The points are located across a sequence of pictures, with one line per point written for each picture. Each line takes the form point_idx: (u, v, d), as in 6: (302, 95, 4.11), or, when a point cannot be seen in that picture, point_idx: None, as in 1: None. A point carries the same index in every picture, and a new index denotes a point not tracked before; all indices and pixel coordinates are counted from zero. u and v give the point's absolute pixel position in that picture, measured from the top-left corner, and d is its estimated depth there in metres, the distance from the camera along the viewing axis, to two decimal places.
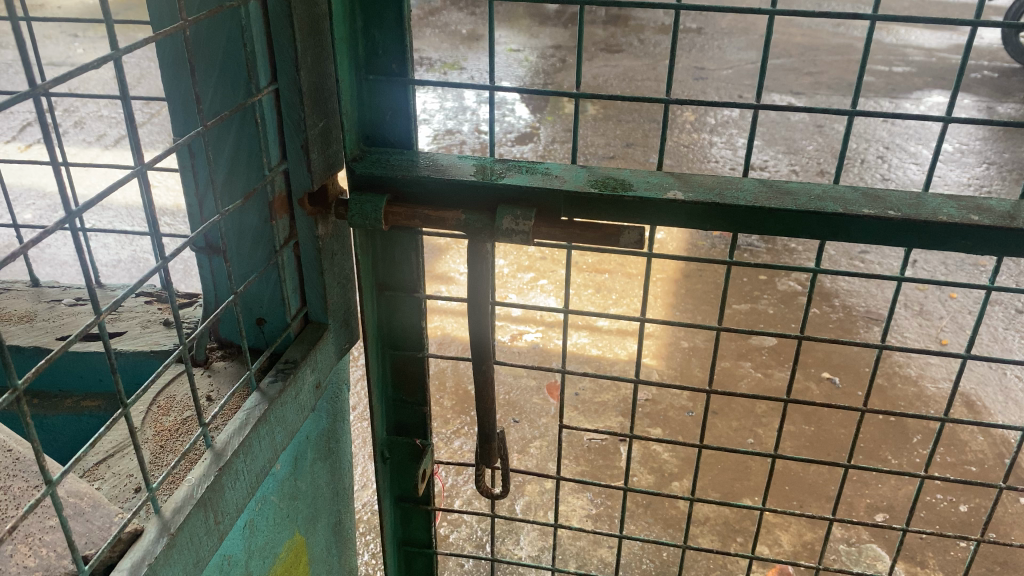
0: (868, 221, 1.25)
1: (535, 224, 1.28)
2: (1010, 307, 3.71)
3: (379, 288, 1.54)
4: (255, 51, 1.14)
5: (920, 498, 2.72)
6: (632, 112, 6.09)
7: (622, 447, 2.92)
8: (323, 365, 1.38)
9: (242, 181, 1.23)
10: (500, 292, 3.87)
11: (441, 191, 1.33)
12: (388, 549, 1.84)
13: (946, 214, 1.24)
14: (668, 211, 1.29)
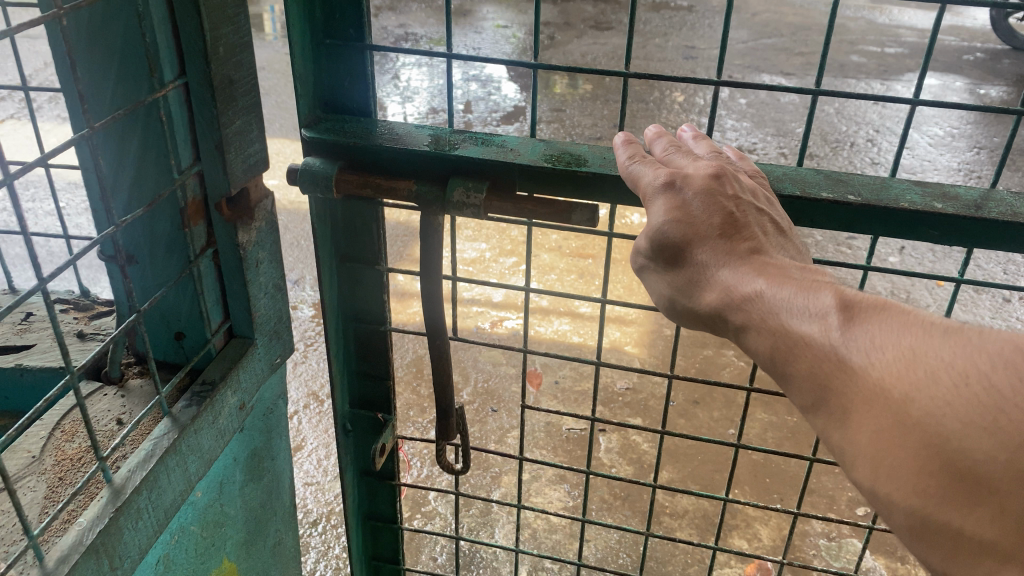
0: (826, 208, 1.19)
1: (484, 197, 1.25)
2: (997, 295, 3.67)
3: (342, 261, 1.47)
4: (156, 43, 1.06)
5: None
6: (619, 92, 6.01)
7: (601, 437, 2.88)
8: (249, 382, 1.32)
9: (151, 185, 1.16)
10: (481, 276, 3.81)
11: (398, 160, 1.30)
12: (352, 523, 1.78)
13: (908, 202, 1.18)
14: (625, 190, 1.24)
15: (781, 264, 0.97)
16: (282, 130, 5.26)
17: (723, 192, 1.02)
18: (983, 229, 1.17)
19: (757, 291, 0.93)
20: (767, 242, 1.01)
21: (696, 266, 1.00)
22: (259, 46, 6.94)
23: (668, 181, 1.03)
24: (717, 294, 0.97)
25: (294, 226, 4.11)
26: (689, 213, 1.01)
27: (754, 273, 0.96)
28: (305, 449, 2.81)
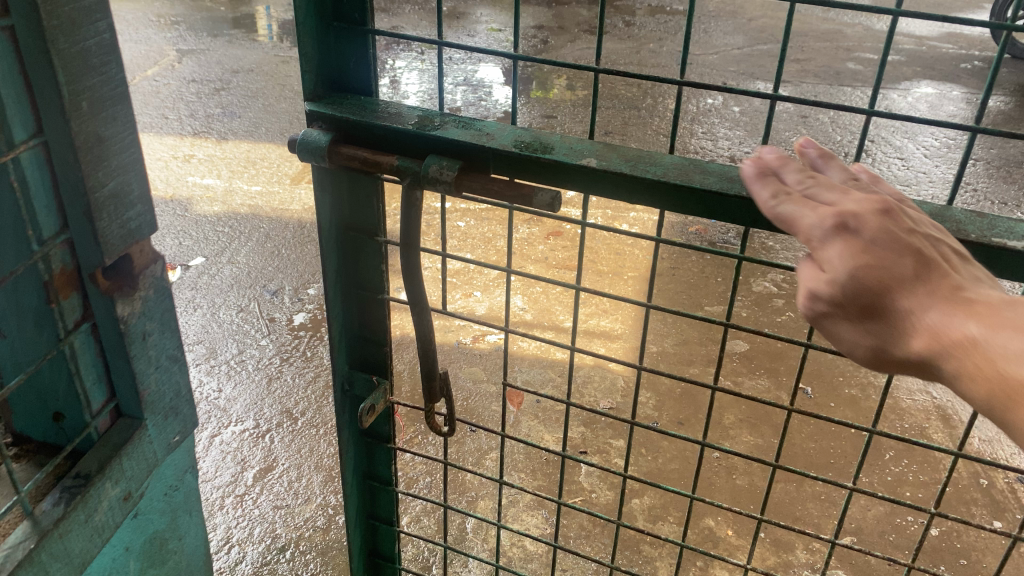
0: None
1: (456, 176, 1.23)
2: None
3: (346, 230, 1.44)
4: (6, 109, 1.19)
5: (890, 520, 2.60)
6: (612, 98, 5.93)
7: (581, 460, 2.80)
8: (132, 473, 1.48)
9: (14, 252, 1.29)
10: (465, 288, 3.72)
11: (388, 138, 1.29)
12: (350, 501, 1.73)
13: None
14: (592, 180, 1.21)
15: (981, 294, 0.82)
16: (267, 135, 5.17)
17: (900, 225, 0.84)
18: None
19: (975, 342, 0.79)
20: (954, 268, 0.85)
21: (894, 314, 0.83)
22: (250, 48, 6.86)
23: (841, 224, 0.84)
24: (922, 348, 0.82)
25: (276, 236, 4.01)
26: (878, 257, 0.82)
27: (961, 321, 0.80)
28: (277, 470, 2.71)
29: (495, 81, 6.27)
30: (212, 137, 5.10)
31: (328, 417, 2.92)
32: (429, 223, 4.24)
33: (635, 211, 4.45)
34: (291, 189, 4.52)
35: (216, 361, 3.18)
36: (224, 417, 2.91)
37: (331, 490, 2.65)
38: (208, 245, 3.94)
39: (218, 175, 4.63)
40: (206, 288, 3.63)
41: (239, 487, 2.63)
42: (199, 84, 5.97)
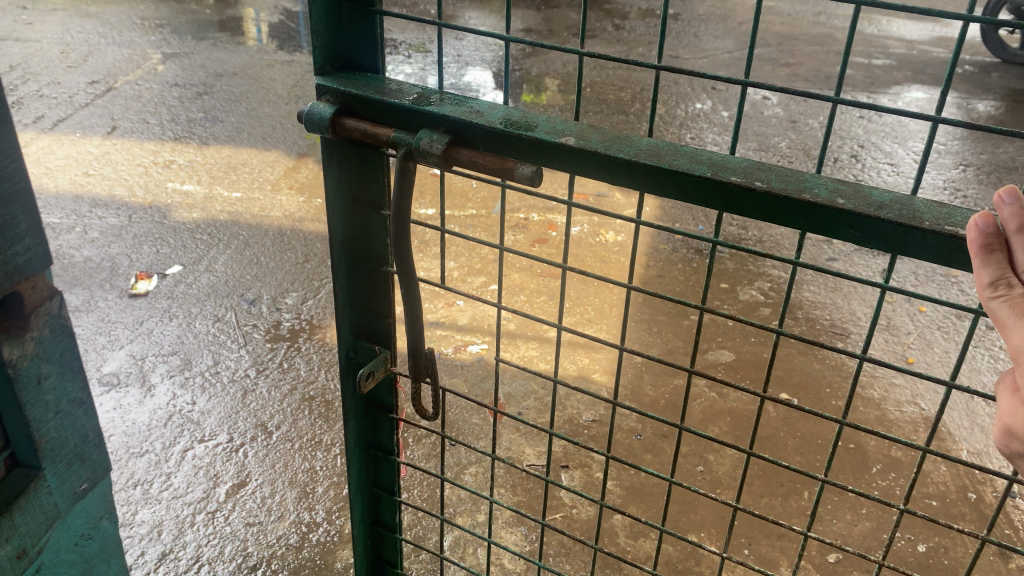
0: (736, 194, 1.12)
1: (443, 149, 1.24)
2: (981, 322, 3.54)
3: (356, 203, 1.44)
4: None
5: (876, 536, 2.55)
6: (600, 102, 5.89)
7: (562, 474, 2.74)
8: (31, 530, 1.54)
9: None
10: (448, 297, 3.66)
11: (386, 113, 1.30)
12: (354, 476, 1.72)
13: (809, 195, 1.08)
14: (574, 158, 1.20)
15: None
16: (250, 141, 5.12)
17: None
18: (889, 231, 1.05)
19: None
20: None
21: None
22: (235, 52, 6.80)
23: None
24: None
25: (255, 242, 3.99)
26: None
27: None
28: (249, 486, 2.65)
29: (486, 86, 6.24)
30: (194, 143, 5.04)
31: (303, 431, 2.86)
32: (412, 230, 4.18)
33: (622, 218, 4.40)
34: (273, 196, 4.46)
35: (191, 373, 3.12)
36: (198, 431, 2.85)
37: (305, 506, 2.58)
38: (187, 253, 3.89)
39: (199, 182, 4.57)
40: (183, 297, 3.57)
41: (210, 504, 2.58)
42: (182, 88, 5.91)
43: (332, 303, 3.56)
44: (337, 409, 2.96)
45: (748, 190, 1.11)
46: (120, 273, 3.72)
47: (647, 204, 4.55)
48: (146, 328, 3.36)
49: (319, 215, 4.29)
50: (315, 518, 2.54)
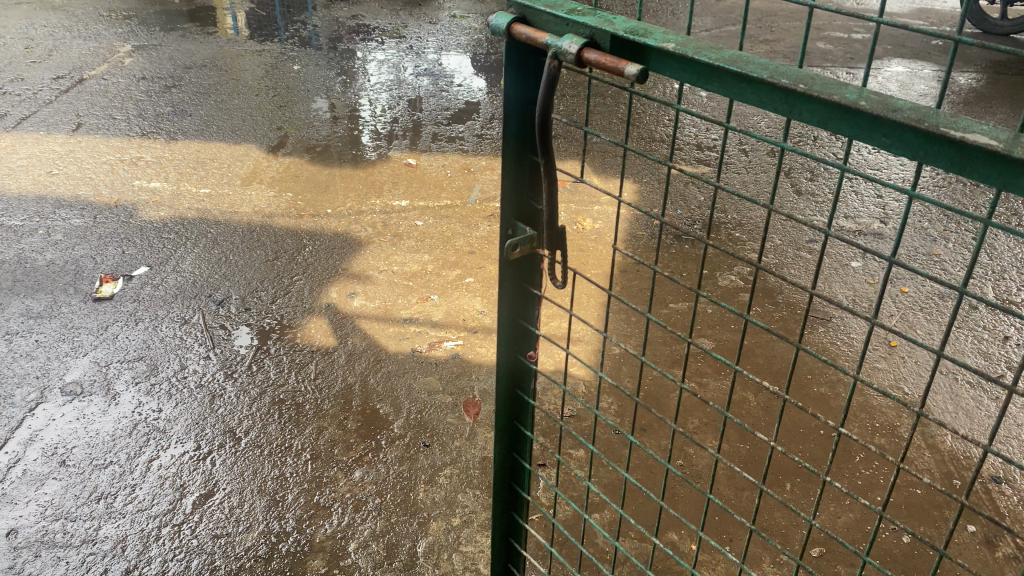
0: (793, 96, 1.01)
1: (577, 51, 1.17)
2: (964, 303, 3.49)
3: (529, 109, 1.36)
4: None
5: (860, 528, 2.49)
6: (575, 87, 5.94)
7: (540, 474, 2.66)
8: None
9: None
10: (422, 291, 3.58)
11: (549, 23, 1.24)
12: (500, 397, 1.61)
13: (839, 97, 0.97)
14: (676, 65, 1.12)
15: None
16: (219, 134, 5.01)
17: None
18: (914, 135, 0.92)
19: None
20: None
21: None
22: (205, 42, 6.66)
23: None
24: None
25: (223, 239, 3.90)
26: None
27: None
28: (217, 496, 2.57)
29: (462, 74, 6.18)
30: (161, 138, 4.92)
31: (273, 437, 2.78)
32: (386, 223, 4.10)
33: (599, 204, 4.34)
34: (242, 191, 4.37)
35: (156, 379, 3.03)
36: (163, 440, 2.76)
37: (275, 515, 2.51)
38: (154, 253, 3.79)
39: (166, 179, 4.46)
40: (149, 300, 3.47)
41: (177, 516, 2.49)
42: (150, 81, 5.78)
43: (302, 301, 3.48)
44: (308, 412, 2.88)
45: (796, 95, 1.01)
46: (84, 276, 3.62)
47: (625, 190, 4.49)
48: (112, 333, 3.27)
49: (289, 210, 4.20)
50: (285, 528, 2.46)
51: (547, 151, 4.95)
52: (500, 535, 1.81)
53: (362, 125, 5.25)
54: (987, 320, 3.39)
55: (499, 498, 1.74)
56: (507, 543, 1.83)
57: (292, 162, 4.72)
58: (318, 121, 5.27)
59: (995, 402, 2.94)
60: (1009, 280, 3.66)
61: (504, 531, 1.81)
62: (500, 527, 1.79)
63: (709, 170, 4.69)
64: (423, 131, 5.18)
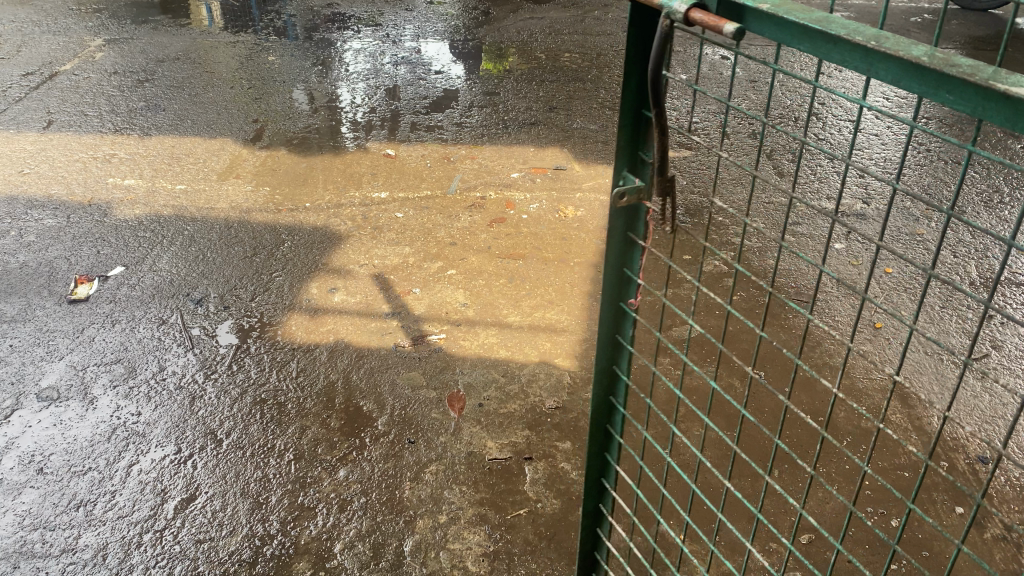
0: (870, 54, 0.97)
1: (685, 11, 1.12)
2: (947, 282, 3.49)
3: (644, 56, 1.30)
4: None
5: (849, 513, 2.48)
6: (556, 71, 5.92)
7: (527, 467, 2.63)
8: None
9: None
10: (404, 284, 3.54)
11: None
12: (602, 340, 1.58)
13: (904, 53, 0.93)
14: (773, 24, 1.08)
15: None
16: (194, 129, 4.93)
17: None
18: (976, 93, 0.88)
19: None
20: None
21: None
22: (177, 34, 6.55)
23: None
24: None
25: (200, 236, 3.84)
26: None
27: None
28: (199, 500, 2.53)
29: (440, 61, 6.12)
30: (135, 133, 4.84)
31: (255, 438, 2.74)
32: (366, 215, 4.06)
33: (581, 191, 4.30)
34: (219, 185, 4.30)
35: (135, 382, 2.97)
36: (143, 444, 2.72)
37: (259, 518, 2.47)
38: (130, 253, 3.72)
39: (141, 176, 4.38)
40: (126, 300, 3.41)
41: (158, 522, 2.45)
42: (122, 75, 5.68)
43: (282, 298, 3.43)
44: (290, 411, 2.84)
45: (871, 54, 0.97)
46: (59, 278, 3.56)
47: (607, 176, 4.45)
48: (88, 336, 3.21)
49: (267, 204, 4.14)
50: (269, 530, 2.43)
51: (529, 137, 4.92)
52: (594, 479, 1.81)
53: (340, 115, 5.18)
54: (971, 299, 3.38)
55: (597, 439, 1.73)
56: (600, 487, 1.82)
57: (269, 155, 4.65)
58: (295, 112, 5.20)
59: (980, 382, 2.94)
60: (992, 258, 3.65)
61: (599, 475, 1.80)
62: (595, 471, 1.79)
63: (691, 154, 4.67)
64: (401, 120, 5.12)
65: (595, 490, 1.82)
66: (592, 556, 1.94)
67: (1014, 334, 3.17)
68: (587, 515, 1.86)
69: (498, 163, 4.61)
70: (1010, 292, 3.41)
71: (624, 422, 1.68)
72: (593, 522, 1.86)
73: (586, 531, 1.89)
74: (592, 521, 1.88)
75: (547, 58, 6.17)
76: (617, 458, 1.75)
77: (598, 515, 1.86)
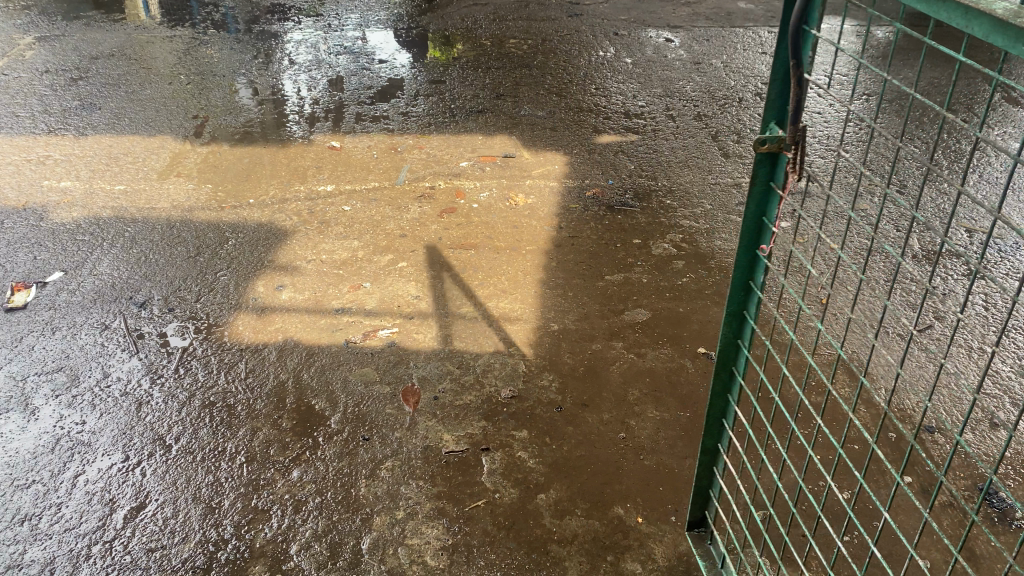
0: (968, 12, 1.06)
1: None
2: (889, 257, 3.55)
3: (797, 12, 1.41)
4: None
5: (802, 488, 2.50)
6: (501, 58, 5.89)
7: (483, 458, 2.62)
8: None
9: None
10: (354, 279, 3.50)
11: None
12: (735, 284, 1.70)
13: (990, 7, 1.02)
14: None
15: None
16: (132, 127, 4.79)
17: None
18: None
19: None
20: None
21: None
22: (110, 30, 6.36)
23: None
24: None
25: (142, 238, 3.74)
26: None
27: None
28: (150, 508, 2.45)
29: (384, 50, 6.04)
30: (70, 134, 4.70)
31: (205, 442, 2.68)
32: (313, 210, 3.99)
33: (531, 178, 4.30)
34: (160, 185, 4.20)
35: (78, 390, 2.89)
36: (89, 453, 2.64)
37: (212, 523, 2.41)
38: (68, 257, 3.61)
39: (77, 177, 4.25)
40: (66, 306, 3.31)
41: (107, 532, 2.38)
42: (54, 74, 5.50)
43: (228, 298, 3.36)
44: (241, 414, 2.79)
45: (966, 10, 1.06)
46: None
47: (556, 163, 4.45)
48: (27, 345, 3.11)
49: (210, 202, 4.05)
50: (223, 535, 2.37)
51: (476, 125, 4.90)
52: (716, 416, 1.94)
53: (283, 108, 5.08)
54: (914, 271, 3.45)
55: (721, 377, 1.86)
56: (720, 426, 1.95)
57: (211, 151, 4.55)
58: (236, 106, 5.08)
59: (925, 353, 3.00)
60: (933, 231, 3.73)
61: (720, 413, 1.93)
62: (716, 409, 1.92)
63: (639, 138, 4.69)
64: (346, 111, 5.05)
65: (715, 428, 1.96)
66: (705, 490, 2.11)
67: (956, 305, 3.24)
68: (704, 450, 2.01)
69: (446, 152, 4.57)
70: (951, 264, 3.49)
71: (749, 364, 1.79)
72: (707, 458, 2.01)
73: (702, 465, 2.04)
74: (709, 457, 2.02)
75: (491, 45, 6.13)
76: (737, 400, 1.87)
77: (715, 453, 2.00)
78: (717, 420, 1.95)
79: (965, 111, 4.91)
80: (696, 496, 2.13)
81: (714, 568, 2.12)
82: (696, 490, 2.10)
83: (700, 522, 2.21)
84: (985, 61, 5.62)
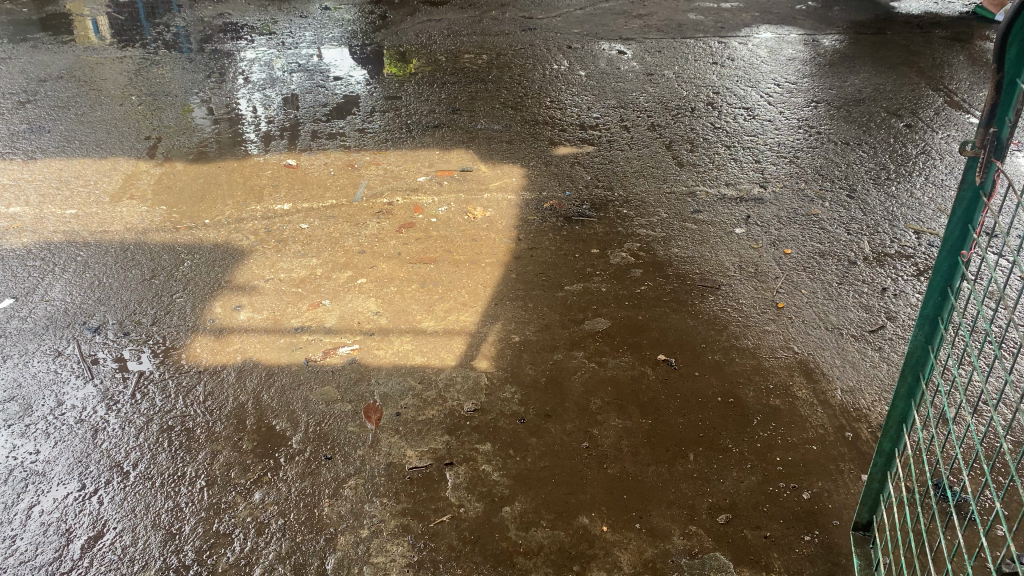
0: None
1: None
2: (842, 260, 3.63)
3: None
4: None
5: (763, 489, 2.53)
6: (456, 73, 5.92)
7: (447, 473, 2.62)
8: None
9: None
10: (312, 297, 3.47)
11: None
12: (933, 286, 1.72)
13: None
14: None
15: None
16: (82, 150, 4.71)
17: None
18: None
19: None
20: None
21: None
22: (58, 52, 6.27)
23: None
24: None
25: (94, 262, 3.68)
26: None
27: None
28: (107, 537, 2.40)
29: (339, 67, 6.03)
30: (18, 158, 4.60)
31: (164, 467, 2.64)
32: (269, 229, 3.97)
33: (489, 192, 4.31)
34: (112, 208, 4.13)
35: (31, 419, 2.83)
36: (44, 483, 2.58)
37: (173, 549, 2.36)
38: (18, 284, 3.53)
39: (27, 203, 4.16)
40: (17, 334, 3.23)
41: (64, 563, 2.32)
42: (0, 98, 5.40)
43: (184, 320, 3.32)
44: (199, 437, 2.75)
45: None
46: None
47: (514, 175, 4.47)
48: None
49: (164, 223, 4.00)
50: (184, 561, 2.33)
51: (432, 139, 4.91)
52: (896, 419, 1.97)
53: (239, 127, 5.05)
54: (866, 274, 3.53)
55: (907, 380, 1.89)
56: (898, 429, 1.98)
57: (164, 172, 4.49)
58: (190, 126, 5.03)
59: (878, 352, 3.07)
60: (882, 234, 3.82)
61: (899, 417, 1.96)
62: (896, 412, 1.95)
63: (595, 149, 4.74)
64: (301, 129, 5.02)
65: (892, 430, 1.99)
66: (875, 493, 2.14)
67: (906, 305, 3.32)
68: (879, 452, 2.04)
69: (404, 167, 4.57)
70: (900, 265, 3.58)
71: (937, 368, 1.81)
72: (881, 459, 2.04)
73: (876, 465, 2.07)
74: (885, 459, 2.04)
75: (447, 60, 6.15)
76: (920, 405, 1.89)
77: (889, 455, 2.03)
78: (896, 422, 1.98)
79: (910, 116, 5.05)
80: (867, 498, 2.17)
81: (869, 571, 2.19)
82: (867, 492, 2.14)
83: (866, 524, 2.27)
84: (927, 68, 5.80)
